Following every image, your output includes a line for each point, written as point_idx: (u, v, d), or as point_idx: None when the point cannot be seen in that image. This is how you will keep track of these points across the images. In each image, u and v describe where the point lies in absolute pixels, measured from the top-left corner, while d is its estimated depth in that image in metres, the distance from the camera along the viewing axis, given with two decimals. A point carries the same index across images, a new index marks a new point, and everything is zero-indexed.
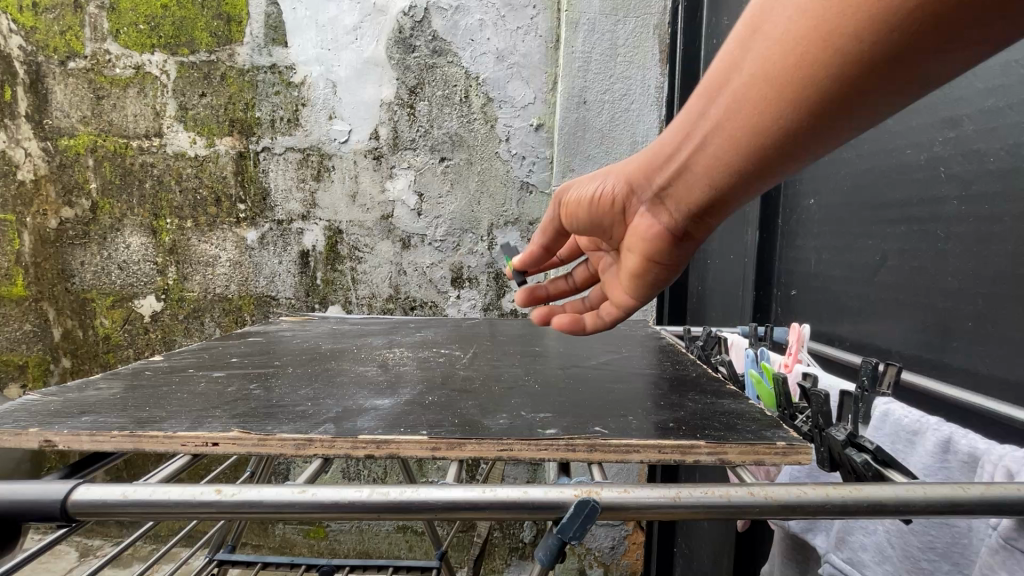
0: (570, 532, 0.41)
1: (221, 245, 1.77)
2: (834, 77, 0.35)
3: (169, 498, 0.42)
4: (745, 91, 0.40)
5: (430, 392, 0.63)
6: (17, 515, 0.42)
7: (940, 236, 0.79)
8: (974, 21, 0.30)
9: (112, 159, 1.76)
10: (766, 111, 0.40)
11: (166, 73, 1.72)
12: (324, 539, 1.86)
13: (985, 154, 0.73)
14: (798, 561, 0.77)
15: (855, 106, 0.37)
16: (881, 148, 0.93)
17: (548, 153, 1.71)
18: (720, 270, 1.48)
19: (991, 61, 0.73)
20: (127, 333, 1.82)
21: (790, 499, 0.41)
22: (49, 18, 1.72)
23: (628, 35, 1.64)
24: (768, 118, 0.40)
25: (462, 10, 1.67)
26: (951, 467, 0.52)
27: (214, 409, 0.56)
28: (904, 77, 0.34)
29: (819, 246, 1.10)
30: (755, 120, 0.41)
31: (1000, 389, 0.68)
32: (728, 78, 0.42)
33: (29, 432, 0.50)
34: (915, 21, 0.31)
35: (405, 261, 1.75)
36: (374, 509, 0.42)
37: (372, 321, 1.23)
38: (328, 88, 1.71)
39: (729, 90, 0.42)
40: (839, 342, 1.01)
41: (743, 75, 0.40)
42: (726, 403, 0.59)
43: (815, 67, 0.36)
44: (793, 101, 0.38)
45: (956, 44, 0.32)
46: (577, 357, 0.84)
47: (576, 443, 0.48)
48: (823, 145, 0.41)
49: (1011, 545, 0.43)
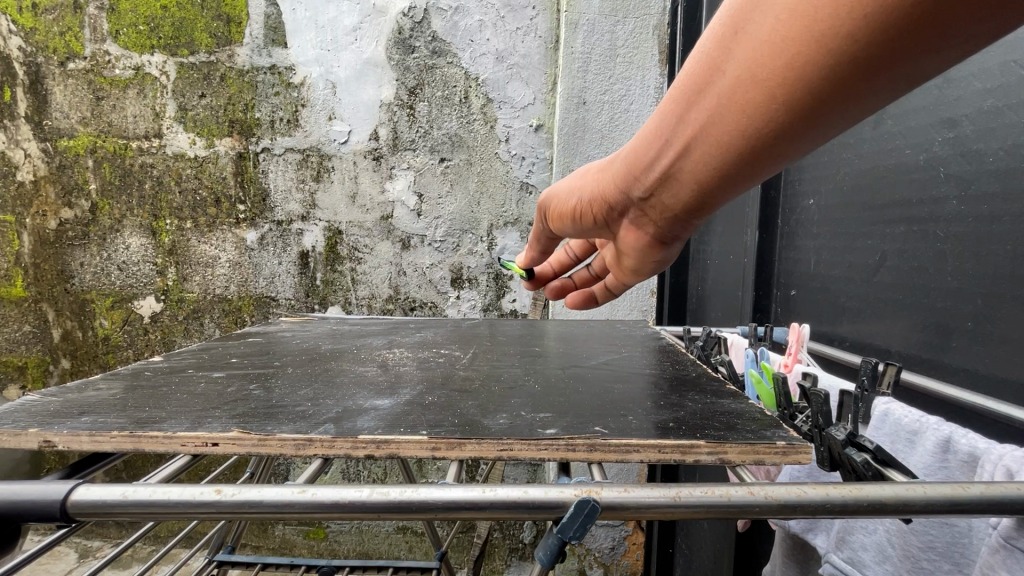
0: (570, 532, 0.41)
1: (221, 246, 1.77)
2: (826, 76, 0.35)
3: (168, 499, 0.42)
4: (734, 93, 0.40)
5: (430, 392, 0.63)
6: (17, 516, 0.42)
7: (939, 236, 0.79)
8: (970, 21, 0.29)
9: (112, 160, 1.76)
10: (755, 107, 0.40)
11: (166, 74, 1.72)
12: (325, 539, 1.86)
13: (984, 154, 0.73)
14: (799, 562, 0.77)
15: (848, 103, 0.37)
16: (880, 149, 0.93)
17: (548, 154, 1.71)
18: (720, 271, 1.48)
19: (990, 61, 0.73)
20: (127, 334, 1.82)
21: (790, 498, 0.41)
22: (48, 19, 1.72)
23: (627, 35, 1.64)
24: (758, 118, 0.40)
25: (461, 10, 1.67)
26: (951, 467, 0.52)
27: (214, 409, 0.56)
28: (898, 76, 0.34)
29: (818, 246, 1.10)
30: (745, 121, 0.41)
31: (999, 388, 0.68)
32: (715, 79, 0.41)
33: (28, 433, 0.50)
34: (910, 20, 0.30)
35: (405, 261, 1.75)
36: (374, 509, 0.42)
37: (372, 321, 1.23)
38: (328, 89, 1.71)
39: (717, 92, 0.41)
40: (839, 342, 1.01)
41: (730, 76, 0.40)
42: (726, 403, 0.59)
43: (806, 68, 0.35)
44: (784, 101, 0.38)
45: (952, 42, 0.31)
46: (577, 357, 0.84)
47: (576, 443, 0.48)
48: (813, 141, 0.41)
49: (1012, 545, 0.43)
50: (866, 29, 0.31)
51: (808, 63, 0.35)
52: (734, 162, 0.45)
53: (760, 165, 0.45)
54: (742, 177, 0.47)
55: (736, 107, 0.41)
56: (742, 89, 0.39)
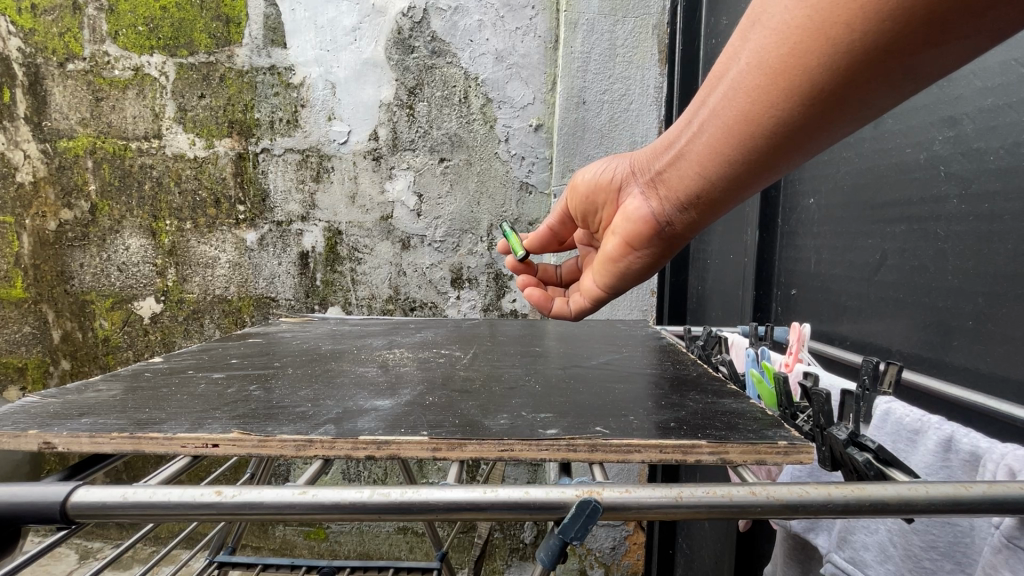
0: (571, 533, 0.41)
1: (221, 247, 1.77)
2: (832, 66, 0.42)
3: (168, 500, 0.42)
4: (758, 82, 0.48)
5: (430, 393, 0.63)
6: (17, 517, 0.42)
7: (940, 235, 0.79)
8: (958, 15, 0.35)
9: (112, 161, 1.76)
10: (779, 94, 0.47)
11: (166, 74, 1.72)
12: (325, 540, 1.86)
13: (985, 153, 0.72)
14: (800, 562, 0.77)
15: (860, 91, 0.43)
16: (880, 147, 0.93)
17: (548, 153, 1.71)
18: (720, 270, 1.48)
19: (991, 60, 0.73)
20: (127, 335, 1.82)
21: (792, 498, 0.41)
22: (47, 20, 1.72)
23: (627, 35, 1.64)
24: (780, 104, 0.47)
25: (461, 10, 1.67)
26: (952, 466, 0.52)
27: (214, 410, 0.56)
28: (904, 64, 0.39)
29: (818, 245, 1.10)
30: (767, 106, 0.48)
31: (1000, 387, 0.68)
32: (740, 73, 0.49)
33: (28, 435, 0.50)
34: (907, 16, 0.36)
35: (405, 262, 1.75)
36: (376, 510, 0.42)
37: (372, 321, 1.23)
38: (327, 89, 1.71)
39: (744, 83, 0.49)
40: (840, 341, 1.01)
41: (755, 69, 0.47)
42: (727, 403, 0.59)
43: (815, 61, 0.42)
44: (799, 88, 0.45)
45: (945, 35, 0.36)
46: (578, 357, 0.84)
47: (577, 444, 0.47)
48: (834, 125, 0.47)
49: (1014, 545, 0.43)
50: (871, 22, 0.38)
51: (818, 50, 0.42)
52: (760, 143, 0.51)
53: (788, 147, 0.51)
54: (770, 160, 0.53)
55: (761, 84, 0.47)
56: (766, 68, 0.46)
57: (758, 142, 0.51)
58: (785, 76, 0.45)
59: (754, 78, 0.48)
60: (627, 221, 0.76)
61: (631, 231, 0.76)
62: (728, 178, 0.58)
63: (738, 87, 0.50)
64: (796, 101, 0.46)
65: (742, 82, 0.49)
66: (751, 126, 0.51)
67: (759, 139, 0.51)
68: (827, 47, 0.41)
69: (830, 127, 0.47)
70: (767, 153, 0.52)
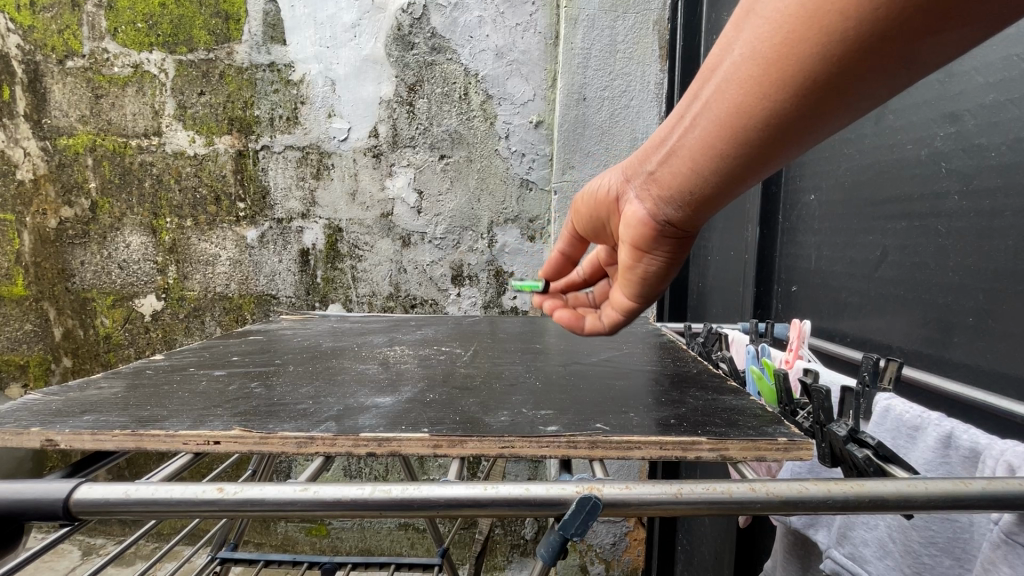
0: (572, 529, 0.41)
1: (221, 244, 1.77)
2: (830, 52, 0.41)
3: (171, 497, 0.42)
4: (752, 73, 0.47)
5: (431, 390, 0.63)
6: (19, 514, 0.42)
7: (941, 231, 0.79)
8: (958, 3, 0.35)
9: (112, 158, 1.76)
10: (774, 82, 0.46)
11: (165, 71, 1.72)
12: (326, 536, 1.87)
13: (986, 149, 0.72)
14: (800, 559, 0.77)
15: (858, 80, 0.43)
16: (881, 143, 0.92)
17: (548, 150, 1.71)
18: (721, 267, 1.48)
19: (992, 55, 0.72)
20: (128, 332, 1.82)
21: (792, 494, 0.41)
22: (46, 17, 1.71)
23: (628, 31, 1.63)
24: (774, 91, 0.46)
25: (461, 6, 1.66)
26: (952, 463, 0.52)
27: (215, 408, 0.56)
28: (901, 52, 0.39)
29: (819, 242, 1.09)
30: (761, 94, 0.47)
31: (1000, 383, 0.68)
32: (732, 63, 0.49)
33: (30, 432, 0.50)
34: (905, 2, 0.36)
35: (405, 259, 1.75)
36: (377, 506, 0.42)
37: (373, 319, 1.23)
38: (327, 86, 1.70)
39: (737, 74, 0.48)
40: (840, 338, 1.01)
41: (749, 59, 0.47)
42: (727, 400, 0.59)
43: (811, 47, 0.42)
44: (796, 75, 0.44)
45: (946, 22, 0.36)
46: (578, 354, 0.84)
47: (577, 441, 0.48)
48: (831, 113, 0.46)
49: (1013, 540, 0.43)
50: (868, 9, 0.38)
51: (814, 36, 0.41)
52: (756, 133, 0.50)
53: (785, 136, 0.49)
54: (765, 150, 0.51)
55: (755, 74, 0.47)
56: (760, 59, 0.46)
57: (754, 133, 0.50)
58: (778, 64, 0.45)
59: (748, 69, 0.47)
60: (627, 226, 0.68)
61: (634, 234, 0.68)
62: (723, 174, 0.56)
63: (731, 79, 0.49)
64: (793, 89, 0.45)
65: (736, 72, 0.49)
66: (745, 118, 0.49)
67: (752, 129, 0.50)
68: (823, 33, 0.41)
69: (826, 116, 0.47)
70: (763, 143, 0.50)
